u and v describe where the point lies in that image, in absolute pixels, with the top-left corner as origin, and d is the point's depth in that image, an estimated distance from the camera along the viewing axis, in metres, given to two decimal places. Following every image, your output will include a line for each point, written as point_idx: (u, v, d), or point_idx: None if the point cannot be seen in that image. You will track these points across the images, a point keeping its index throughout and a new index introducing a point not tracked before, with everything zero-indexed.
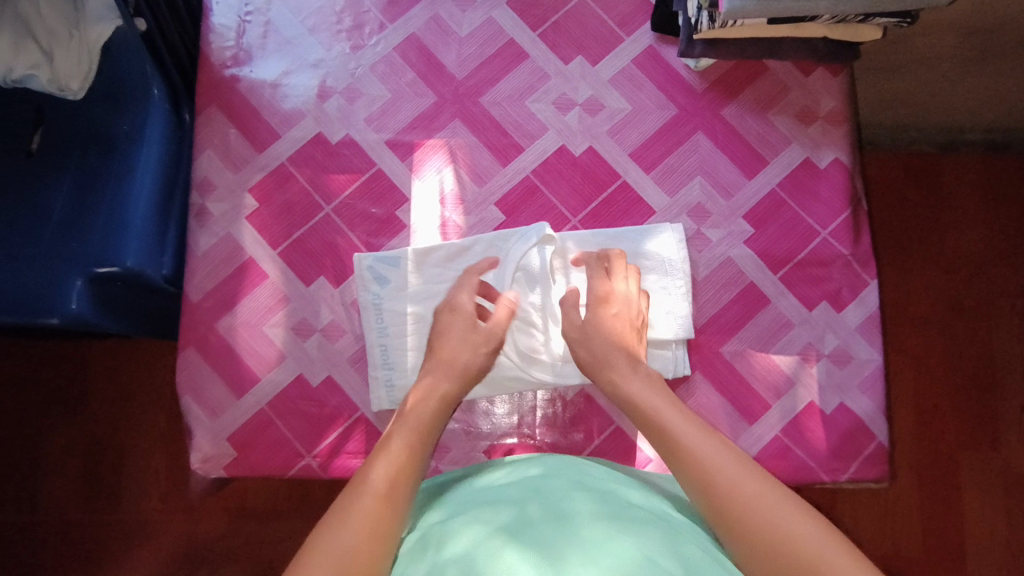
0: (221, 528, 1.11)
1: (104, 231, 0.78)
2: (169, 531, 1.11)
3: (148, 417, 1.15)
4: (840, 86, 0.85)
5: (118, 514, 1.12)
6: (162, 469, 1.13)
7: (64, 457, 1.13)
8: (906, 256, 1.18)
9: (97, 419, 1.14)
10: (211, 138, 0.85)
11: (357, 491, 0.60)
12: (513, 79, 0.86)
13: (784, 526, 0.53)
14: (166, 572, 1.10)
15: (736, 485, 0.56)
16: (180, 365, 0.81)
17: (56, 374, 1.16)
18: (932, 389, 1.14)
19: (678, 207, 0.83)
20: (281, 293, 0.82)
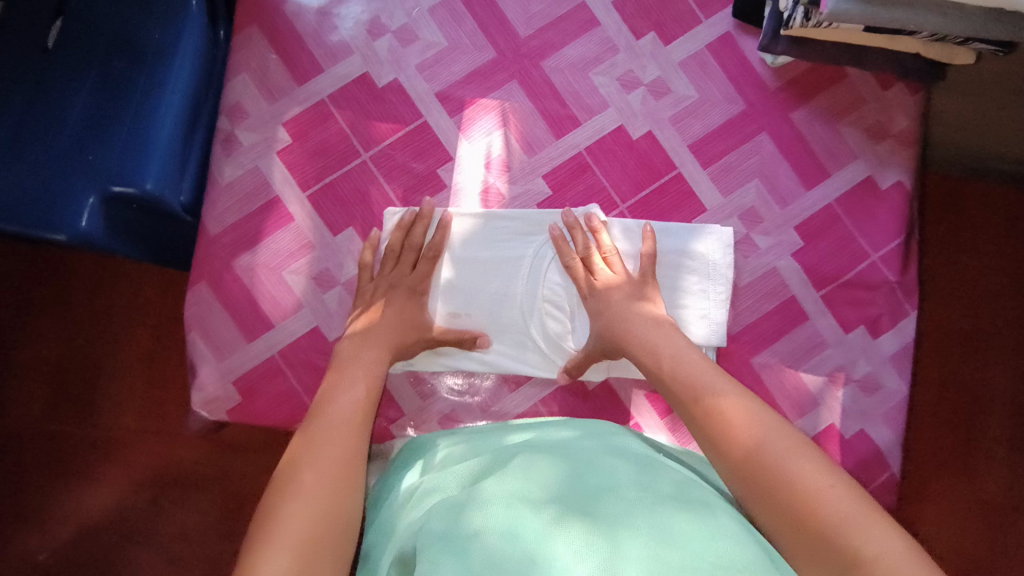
0: (198, 454, 1.06)
1: (123, 147, 0.71)
2: (141, 451, 1.06)
3: (136, 340, 1.09)
4: (916, 105, 0.81)
5: (90, 428, 1.07)
6: (144, 392, 1.08)
7: (43, 368, 1.08)
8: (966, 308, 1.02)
9: (83, 334, 1.09)
10: (248, 61, 0.79)
11: (310, 437, 0.59)
12: (580, 46, 0.80)
13: (826, 503, 0.47)
14: (131, 494, 1.05)
15: (771, 456, 0.51)
16: (191, 299, 0.77)
17: (46, 282, 1.10)
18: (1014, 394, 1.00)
19: (730, 208, 0.80)
20: (305, 239, 0.77)
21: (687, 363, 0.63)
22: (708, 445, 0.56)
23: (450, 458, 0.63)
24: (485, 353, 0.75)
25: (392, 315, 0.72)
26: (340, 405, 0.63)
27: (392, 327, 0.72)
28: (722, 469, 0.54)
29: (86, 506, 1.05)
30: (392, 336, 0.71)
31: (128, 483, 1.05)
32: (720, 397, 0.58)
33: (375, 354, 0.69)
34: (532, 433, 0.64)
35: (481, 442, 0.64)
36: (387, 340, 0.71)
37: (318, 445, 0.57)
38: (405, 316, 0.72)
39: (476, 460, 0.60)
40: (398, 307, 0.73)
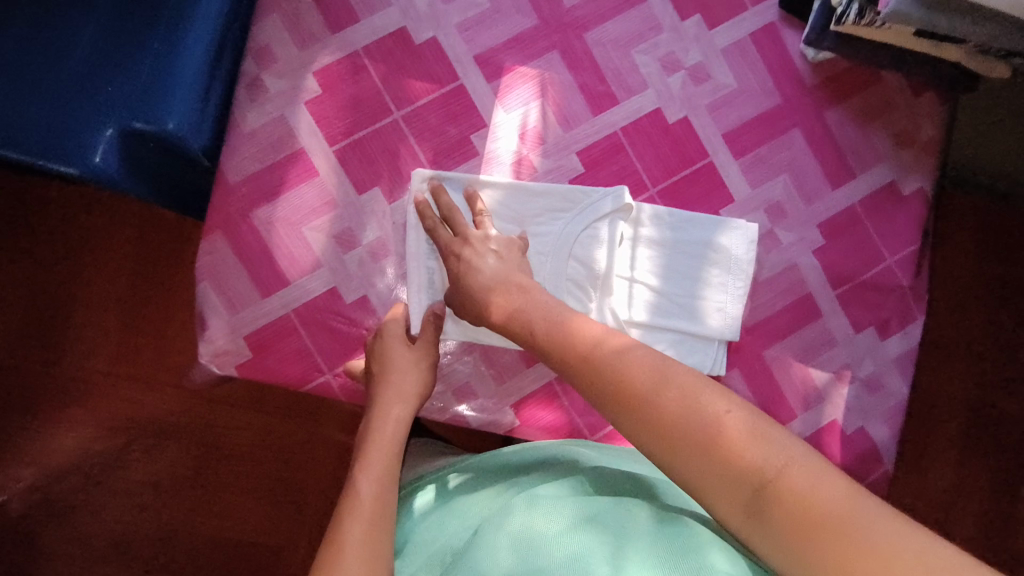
0: (170, 407, 1.00)
1: (148, 84, 0.68)
2: (112, 397, 1.00)
3: (114, 282, 1.02)
4: (945, 114, 0.82)
5: (59, 369, 1.00)
6: (122, 338, 1.01)
7: (14, 306, 1.01)
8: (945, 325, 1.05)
9: (58, 272, 1.02)
10: (281, 3, 0.75)
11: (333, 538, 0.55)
12: (624, 22, 0.79)
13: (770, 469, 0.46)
14: (101, 441, 1.00)
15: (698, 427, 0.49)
16: (205, 247, 0.73)
17: (19, 213, 1.01)
18: (996, 397, 1.05)
19: (757, 201, 0.80)
20: (329, 196, 0.75)
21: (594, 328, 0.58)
22: (630, 418, 0.51)
23: (469, 490, 0.63)
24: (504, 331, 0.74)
25: (397, 379, 0.68)
26: (361, 496, 0.59)
27: (394, 396, 0.68)
28: (644, 442, 0.51)
29: (54, 449, 1.00)
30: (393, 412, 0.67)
31: (96, 432, 1.00)
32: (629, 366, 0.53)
33: (386, 427, 0.66)
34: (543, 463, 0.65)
35: (497, 469, 0.65)
36: (395, 409, 0.67)
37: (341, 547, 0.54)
38: (402, 383, 0.68)
39: (499, 492, 0.61)
40: (399, 368, 0.69)
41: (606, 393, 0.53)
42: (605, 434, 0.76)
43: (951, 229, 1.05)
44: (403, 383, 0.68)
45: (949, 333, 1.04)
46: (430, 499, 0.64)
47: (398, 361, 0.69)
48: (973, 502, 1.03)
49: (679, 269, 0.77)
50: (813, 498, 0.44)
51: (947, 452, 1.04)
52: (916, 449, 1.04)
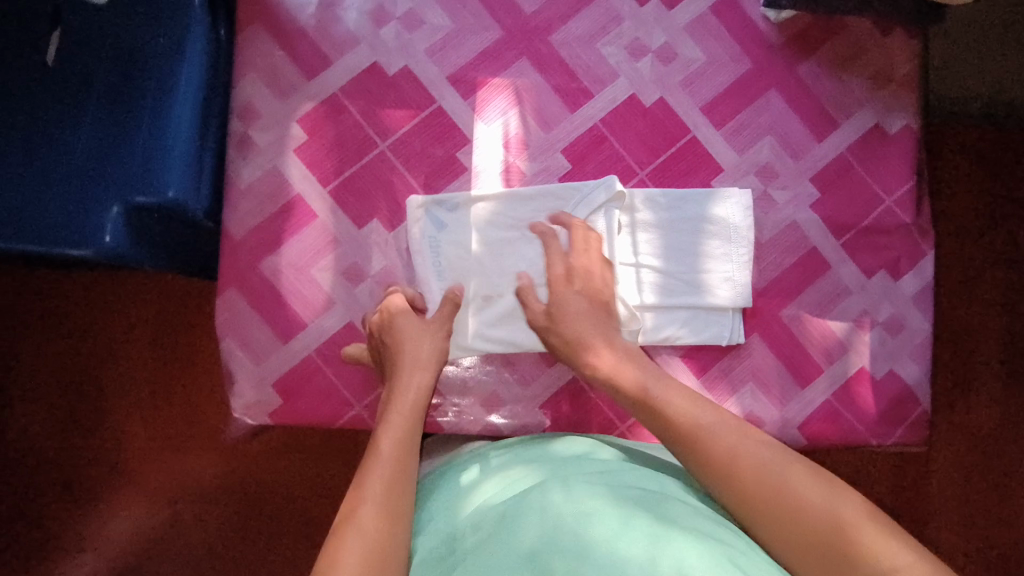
0: (217, 467, 1.03)
1: (141, 159, 0.70)
2: (160, 466, 1.03)
3: (141, 356, 1.05)
4: (916, 49, 0.83)
5: (107, 447, 1.03)
6: (158, 408, 1.04)
7: (56, 393, 1.04)
8: (957, 258, 1.04)
9: (85, 356, 1.05)
10: (256, 61, 0.77)
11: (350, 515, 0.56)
12: (585, 18, 0.80)
13: (797, 496, 0.54)
14: (155, 509, 1.02)
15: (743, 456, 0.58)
16: (221, 305, 0.76)
17: (48, 304, 1.05)
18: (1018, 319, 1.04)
19: (746, 166, 0.81)
20: (330, 235, 0.77)
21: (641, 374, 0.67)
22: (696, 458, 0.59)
23: (506, 465, 0.62)
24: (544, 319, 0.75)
25: (412, 375, 0.69)
26: (382, 456, 0.61)
27: (411, 386, 0.68)
28: (696, 460, 0.59)
29: (115, 523, 1.03)
30: (410, 397, 0.67)
31: (148, 501, 1.03)
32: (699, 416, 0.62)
33: (406, 397, 0.67)
34: (576, 447, 0.64)
35: (533, 450, 0.64)
36: (416, 377, 0.69)
37: (361, 505, 0.57)
38: (417, 350, 0.70)
39: (539, 466, 0.60)
40: (416, 354, 0.70)
41: (673, 430, 0.62)
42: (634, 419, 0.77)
43: (947, 160, 1.04)
44: (418, 375, 0.69)
45: (963, 263, 1.04)
46: (466, 471, 0.63)
47: (415, 364, 0.69)
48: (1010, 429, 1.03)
49: (678, 246, 0.77)
50: (828, 515, 0.52)
51: (980, 384, 1.03)
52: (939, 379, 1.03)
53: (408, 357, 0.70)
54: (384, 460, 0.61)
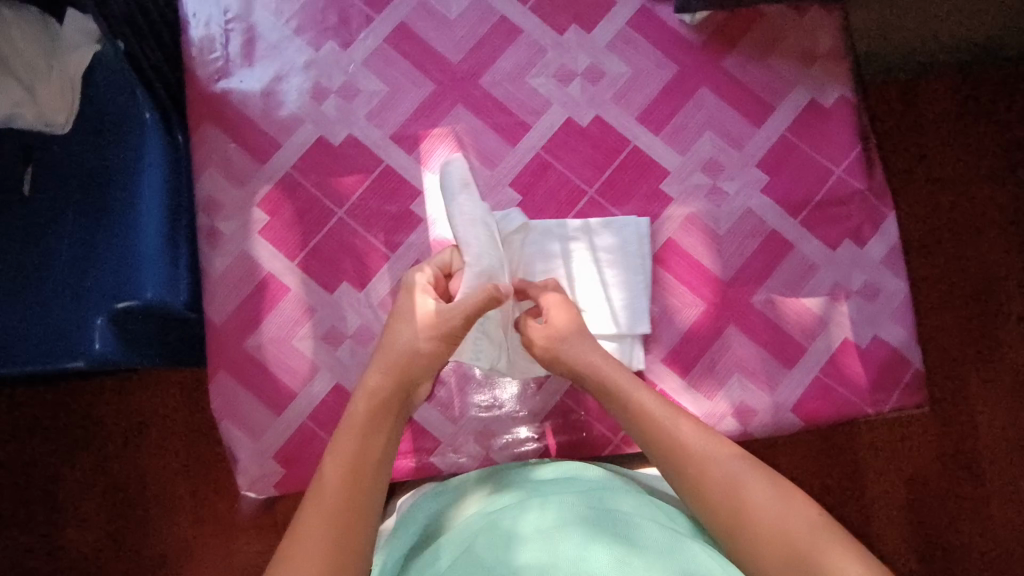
0: (263, 546, 0.95)
1: (117, 268, 0.74)
2: (208, 554, 0.95)
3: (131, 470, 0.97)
4: (836, 22, 0.85)
5: (150, 546, 0.96)
6: (161, 523, 0.96)
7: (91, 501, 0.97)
8: (944, 212, 1.00)
9: (72, 482, 0.97)
10: (210, 156, 0.81)
11: (300, 532, 0.51)
12: (510, 56, 0.84)
13: (761, 510, 0.54)
14: None
15: (710, 468, 0.58)
16: (214, 390, 0.80)
17: (61, 409, 0.98)
18: (987, 273, 1.00)
19: (691, 164, 0.83)
20: (305, 305, 0.81)
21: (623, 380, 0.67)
22: (675, 471, 0.60)
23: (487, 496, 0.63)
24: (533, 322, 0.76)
25: (378, 387, 0.63)
26: (334, 468, 0.56)
27: (371, 399, 0.62)
28: (669, 472, 0.60)
29: None
30: (368, 415, 0.61)
31: None
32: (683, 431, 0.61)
33: (363, 398, 0.62)
34: (561, 471, 0.65)
35: (514, 477, 0.66)
36: (397, 374, 0.64)
37: (317, 518, 0.52)
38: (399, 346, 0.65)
39: (518, 493, 0.61)
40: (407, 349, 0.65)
41: (658, 446, 0.62)
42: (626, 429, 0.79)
43: (907, 118, 1.01)
44: (380, 384, 0.63)
45: (958, 219, 1.00)
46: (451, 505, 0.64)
47: (378, 372, 0.64)
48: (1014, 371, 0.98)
49: (580, 274, 0.79)
50: (791, 534, 0.52)
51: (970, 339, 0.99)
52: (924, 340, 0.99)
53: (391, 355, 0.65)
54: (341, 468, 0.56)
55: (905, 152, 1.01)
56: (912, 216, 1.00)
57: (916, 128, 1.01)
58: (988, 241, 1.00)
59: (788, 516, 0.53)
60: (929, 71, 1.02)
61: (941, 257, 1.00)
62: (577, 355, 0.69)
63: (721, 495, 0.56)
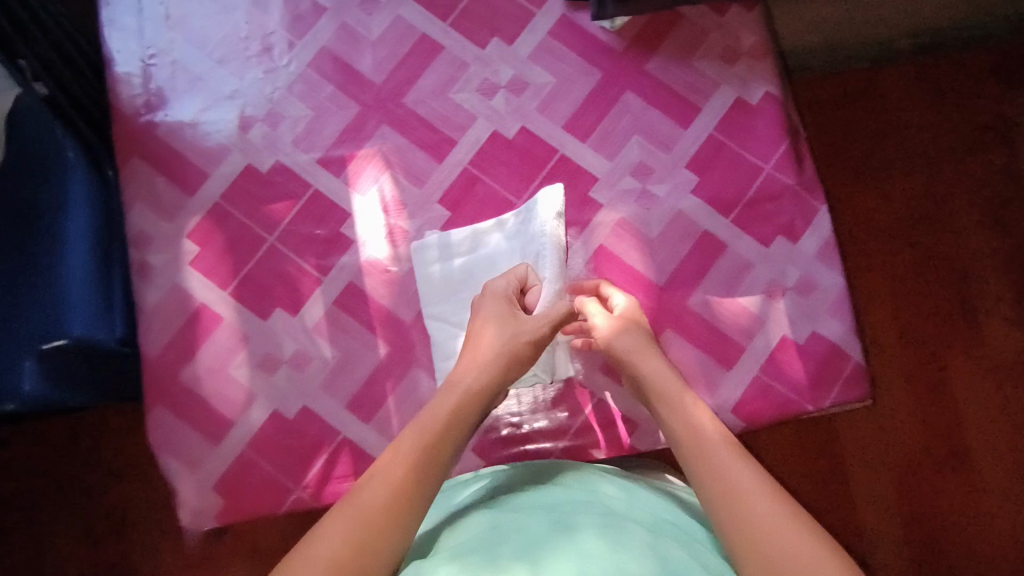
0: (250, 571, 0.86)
1: (44, 307, 0.73)
2: None
3: (54, 522, 0.88)
4: (758, 19, 0.84)
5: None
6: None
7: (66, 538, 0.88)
8: (866, 196, 1.08)
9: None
10: (139, 190, 0.82)
11: (338, 511, 0.56)
12: (432, 74, 0.84)
13: (763, 524, 0.53)
14: None
15: (728, 477, 0.57)
16: (152, 424, 0.79)
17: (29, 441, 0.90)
18: (910, 254, 1.06)
19: (620, 169, 0.82)
20: (240, 332, 0.81)
21: (655, 372, 0.67)
22: (698, 470, 0.59)
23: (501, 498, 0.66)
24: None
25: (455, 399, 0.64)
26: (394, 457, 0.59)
27: (447, 407, 0.63)
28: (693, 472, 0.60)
29: None
30: (454, 415, 0.63)
31: None
32: (708, 433, 0.61)
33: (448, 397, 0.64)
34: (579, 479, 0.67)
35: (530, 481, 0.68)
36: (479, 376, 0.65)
37: (359, 500, 0.56)
38: (484, 352, 0.66)
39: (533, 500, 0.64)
40: (484, 373, 0.65)
41: (683, 444, 0.62)
42: (567, 442, 0.79)
43: (829, 106, 1.10)
44: (465, 390, 0.64)
45: (880, 205, 1.07)
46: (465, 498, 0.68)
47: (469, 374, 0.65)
48: (946, 345, 1.04)
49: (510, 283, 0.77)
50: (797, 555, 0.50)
51: (900, 314, 1.05)
52: (886, 311, 1.05)
53: (468, 374, 0.65)
54: (396, 460, 0.59)
55: (863, 133, 1.09)
56: (867, 194, 1.08)
57: (852, 115, 1.09)
58: (941, 223, 1.07)
59: (787, 534, 0.52)
60: (889, 61, 1.11)
61: (898, 234, 1.07)
62: (627, 351, 0.68)
63: (734, 498, 0.55)
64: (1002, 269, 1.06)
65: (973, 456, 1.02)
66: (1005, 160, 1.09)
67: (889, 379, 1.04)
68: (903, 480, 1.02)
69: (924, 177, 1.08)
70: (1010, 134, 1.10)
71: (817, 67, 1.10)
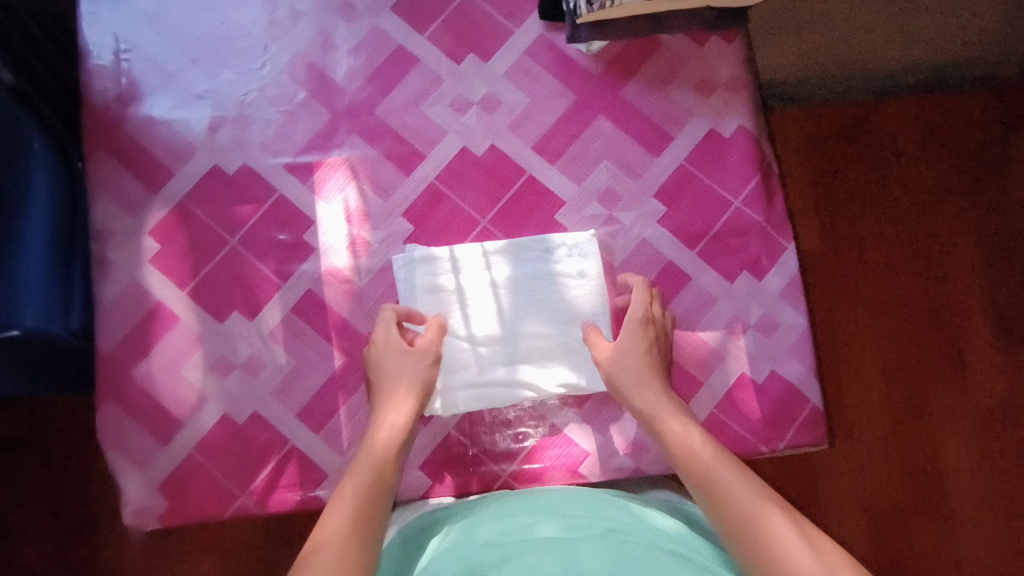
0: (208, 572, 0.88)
1: None
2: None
3: (16, 502, 0.90)
4: (737, 51, 0.84)
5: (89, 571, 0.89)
6: (51, 555, 0.89)
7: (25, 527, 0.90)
8: (848, 229, 1.06)
9: None
10: (104, 184, 0.81)
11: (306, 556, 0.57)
12: (406, 86, 0.83)
13: (786, 547, 0.57)
14: None
15: (738, 507, 0.61)
16: (101, 420, 0.78)
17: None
18: (892, 289, 1.04)
19: (587, 194, 0.81)
20: (195, 333, 0.80)
21: (663, 412, 0.70)
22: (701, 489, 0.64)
23: (477, 516, 0.67)
24: (513, 353, 0.76)
25: (384, 442, 0.69)
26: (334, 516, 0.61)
27: (370, 469, 0.66)
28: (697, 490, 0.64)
29: None
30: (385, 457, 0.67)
31: None
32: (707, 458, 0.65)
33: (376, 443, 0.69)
34: (550, 499, 0.68)
35: (500, 499, 0.70)
36: (404, 407, 0.71)
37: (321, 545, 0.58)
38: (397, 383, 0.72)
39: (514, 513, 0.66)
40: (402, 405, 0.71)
41: (686, 468, 0.66)
42: (517, 467, 0.77)
43: (816, 138, 1.08)
44: (389, 438, 0.69)
45: (863, 239, 1.06)
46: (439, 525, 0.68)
47: (385, 427, 0.70)
48: (922, 386, 1.03)
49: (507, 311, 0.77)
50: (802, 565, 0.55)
51: (875, 351, 1.03)
52: (872, 346, 1.03)
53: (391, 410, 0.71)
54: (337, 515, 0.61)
55: (852, 164, 1.07)
56: (860, 226, 1.06)
57: (840, 148, 1.08)
58: (933, 260, 1.06)
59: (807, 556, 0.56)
60: (891, 95, 1.09)
61: (889, 269, 1.05)
62: (632, 378, 0.71)
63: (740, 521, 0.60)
64: (983, 311, 1.05)
65: (953, 497, 1.00)
66: (995, 202, 1.07)
67: (872, 412, 1.02)
68: (876, 515, 1.00)
69: (918, 214, 1.07)
70: (1008, 176, 1.08)
71: (817, 97, 1.09)
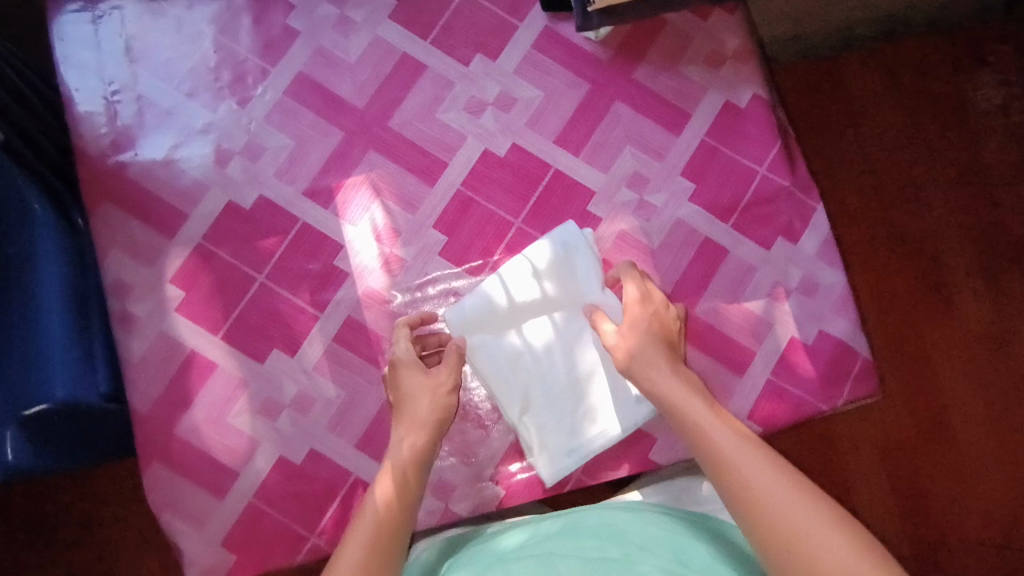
0: None
1: (21, 372, 0.69)
2: None
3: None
4: (739, 22, 0.84)
5: None
6: None
7: None
8: (846, 178, 1.07)
9: None
10: (113, 236, 0.77)
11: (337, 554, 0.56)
12: (417, 94, 0.81)
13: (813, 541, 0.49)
14: None
15: (768, 497, 0.52)
16: (149, 483, 0.74)
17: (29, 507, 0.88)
18: (887, 233, 1.06)
19: (616, 180, 0.81)
20: (236, 378, 0.76)
21: (673, 389, 0.64)
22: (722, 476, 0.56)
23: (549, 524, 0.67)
24: (570, 360, 0.75)
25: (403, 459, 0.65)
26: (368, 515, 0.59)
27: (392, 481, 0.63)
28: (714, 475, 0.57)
29: None
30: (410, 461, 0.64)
31: None
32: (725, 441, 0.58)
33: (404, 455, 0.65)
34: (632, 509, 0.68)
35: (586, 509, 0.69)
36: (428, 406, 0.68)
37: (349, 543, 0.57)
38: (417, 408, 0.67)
39: (593, 523, 0.65)
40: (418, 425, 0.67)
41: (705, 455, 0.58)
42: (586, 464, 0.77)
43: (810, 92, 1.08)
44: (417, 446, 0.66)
45: (860, 188, 1.07)
46: (510, 533, 0.68)
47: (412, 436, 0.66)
48: (926, 324, 1.05)
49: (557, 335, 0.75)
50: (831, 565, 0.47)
51: (879, 294, 1.06)
52: (871, 308, 1.05)
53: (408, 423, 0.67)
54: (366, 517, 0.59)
55: (845, 115, 1.08)
56: (853, 184, 1.07)
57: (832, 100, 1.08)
58: (921, 214, 1.07)
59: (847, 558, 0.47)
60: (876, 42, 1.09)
61: (877, 230, 1.06)
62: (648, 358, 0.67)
63: (765, 511, 0.52)
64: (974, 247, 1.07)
65: (963, 442, 1.04)
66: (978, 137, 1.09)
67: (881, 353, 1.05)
68: (891, 453, 1.04)
69: (907, 158, 1.08)
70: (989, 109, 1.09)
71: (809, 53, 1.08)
